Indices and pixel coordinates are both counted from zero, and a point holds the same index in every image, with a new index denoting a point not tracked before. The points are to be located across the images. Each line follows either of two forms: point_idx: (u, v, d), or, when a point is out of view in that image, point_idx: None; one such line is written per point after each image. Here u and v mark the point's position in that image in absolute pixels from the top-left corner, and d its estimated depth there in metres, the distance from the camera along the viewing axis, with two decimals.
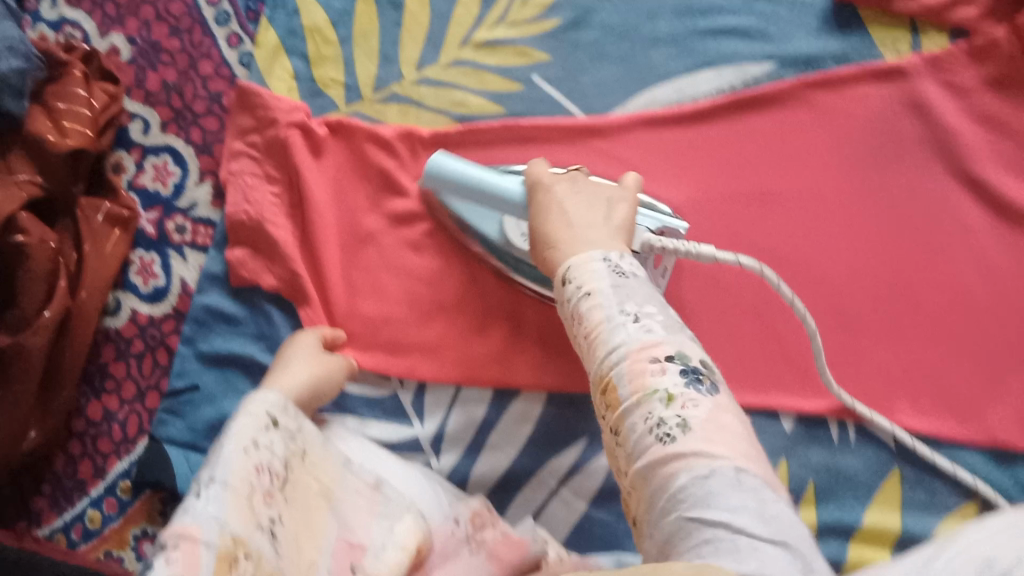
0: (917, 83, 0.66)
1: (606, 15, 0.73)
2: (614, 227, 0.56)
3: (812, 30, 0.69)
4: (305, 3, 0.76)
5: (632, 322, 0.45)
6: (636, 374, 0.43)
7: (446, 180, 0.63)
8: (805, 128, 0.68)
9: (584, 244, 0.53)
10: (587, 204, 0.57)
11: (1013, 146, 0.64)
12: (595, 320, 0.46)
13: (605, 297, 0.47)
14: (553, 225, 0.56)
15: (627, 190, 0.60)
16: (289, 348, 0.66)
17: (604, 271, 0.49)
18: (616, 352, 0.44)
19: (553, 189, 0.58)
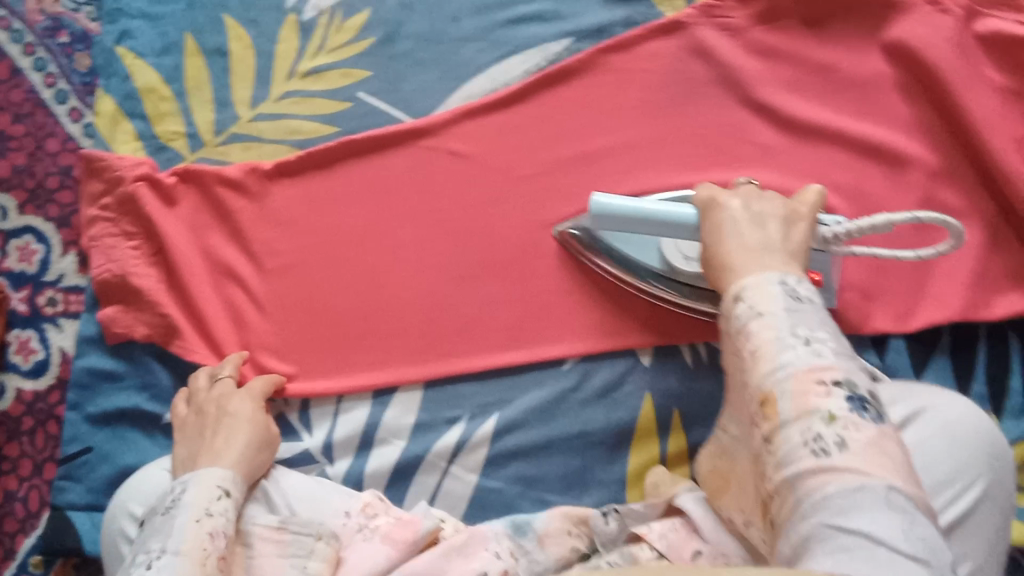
0: (696, 31, 0.73)
1: (415, 26, 0.78)
2: (793, 248, 0.49)
3: (598, 4, 0.76)
4: (136, 66, 0.81)
5: (802, 345, 0.41)
6: (801, 391, 0.39)
7: (613, 215, 0.56)
8: (608, 90, 0.73)
9: (762, 267, 0.46)
10: (762, 222, 0.50)
11: (789, 69, 0.71)
12: (761, 341, 0.42)
13: (778, 320, 0.42)
14: (727, 250, 0.49)
15: (807, 208, 0.53)
16: (226, 412, 0.65)
17: (780, 294, 0.44)
18: (780, 371, 0.40)
19: (728, 206, 0.51)
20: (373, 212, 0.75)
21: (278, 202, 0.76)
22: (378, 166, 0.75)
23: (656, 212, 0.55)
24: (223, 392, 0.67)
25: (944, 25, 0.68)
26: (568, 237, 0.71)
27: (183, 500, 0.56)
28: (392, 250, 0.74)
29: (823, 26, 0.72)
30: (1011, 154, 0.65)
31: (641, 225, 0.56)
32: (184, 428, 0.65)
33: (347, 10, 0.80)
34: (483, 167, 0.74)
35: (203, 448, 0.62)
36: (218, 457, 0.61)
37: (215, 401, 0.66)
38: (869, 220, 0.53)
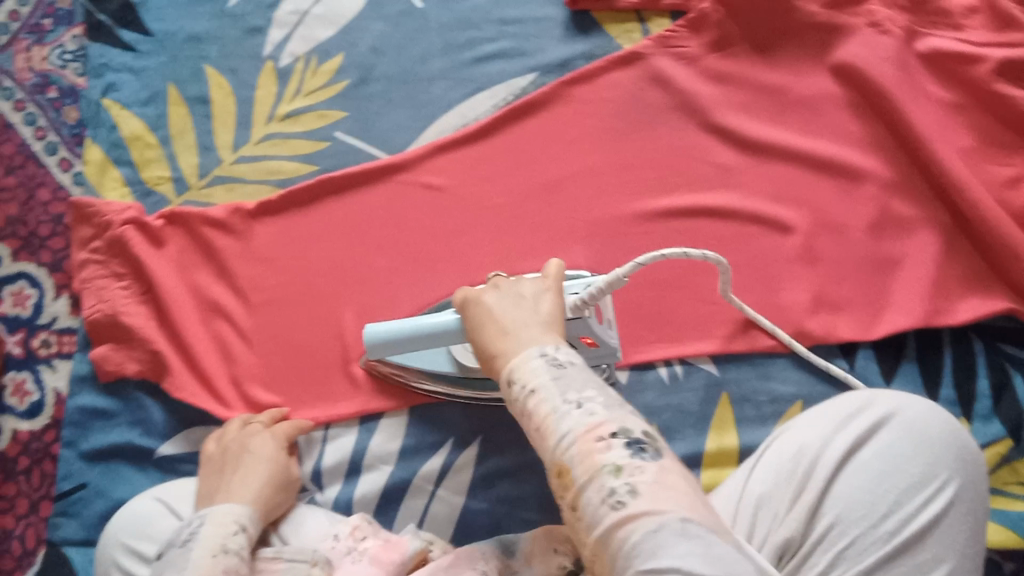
0: (653, 61, 0.77)
1: (386, 67, 0.82)
2: (550, 320, 0.51)
3: (558, 38, 0.80)
4: (122, 117, 0.85)
5: (576, 408, 0.42)
6: (585, 453, 0.40)
7: (385, 345, 0.61)
8: (571, 120, 0.77)
9: (522, 344, 0.47)
10: (513, 304, 0.52)
11: (743, 93, 0.75)
12: (541, 414, 0.42)
13: (548, 391, 0.43)
14: (489, 336, 0.50)
15: (551, 283, 0.55)
16: (247, 449, 0.64)
17: (543, 366, 0.45)
18: (565, 438, 0.41)
19: (482, 298, 0.53)
20: (352, 246, 0.78)
21: (262, 240, 0.79)
22: (357, 201, 0.79)
23: (417, 327, 0.60)
24: (246, 432, 0.67)
25: (883, 44, 0.72)
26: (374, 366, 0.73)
27: (197, 534, 0.55)
28: (370, 280, 0.77)
29: (773, 51, 0.75)
30: (954, 162, 0.68)
31: (417, 343, 0.61)
32: (205, 467, 0.65)
33: (321, 55, 0.84)
34: (455, 198, 0.77)
35: (221, 485, 0.61)
36: (235, 494, 0.60)
37: (235, 441, 0.66)
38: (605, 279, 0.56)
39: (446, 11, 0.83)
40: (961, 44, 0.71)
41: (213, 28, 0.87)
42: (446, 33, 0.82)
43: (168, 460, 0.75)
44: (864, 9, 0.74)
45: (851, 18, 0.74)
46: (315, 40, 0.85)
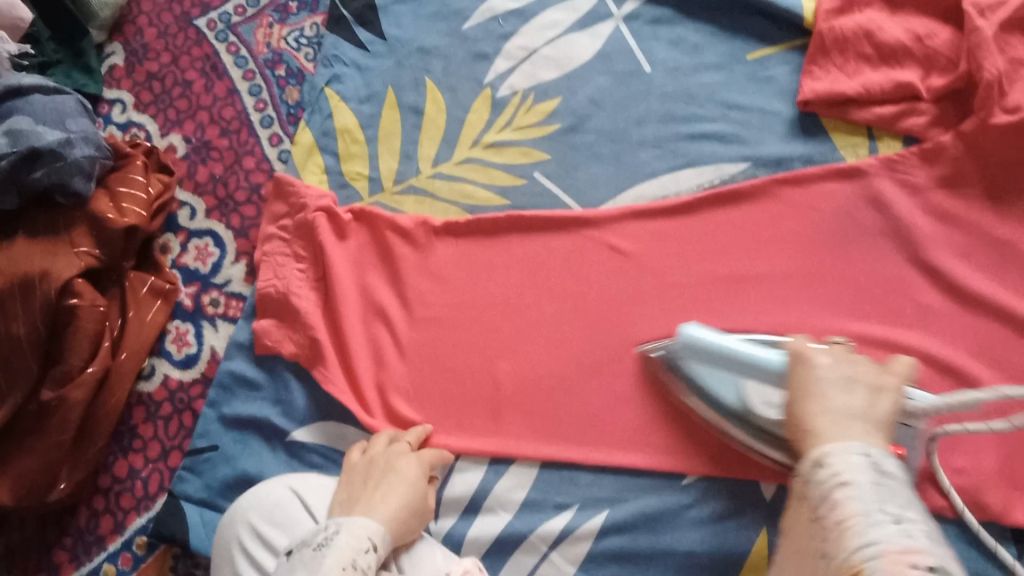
0: (875, 181, 0.74)
1: (599, 121, 0.83)
2: (885, 421, 0.46)
3: (780, 135, 0.78)
4: (338, 108, 0.88)
5: (892, 523, 0.38)
6: (894, 574, 0.36)
7: (696, 346, 0.66)
8: (776, 219, 0.75)
9: (846, 433, 0.43)
10: (850, 386, 0.47)
11: (965, 237, 0.71)
12: (848, 512, 0.39)
13: (865, 493, 0.40)
14: (810, 407, 0.46)
15: (897, 381, 0.49)
16: (393, 467, 0.67)
17: (866, 467, 0.41)
18: (869, 547, 0.38)
19: (815, 360, 0.49)
20: (524, 286, 0.78)
21: (440, 258, 0.80)
22: (540, 244, 0.79)
23: (744, 351, 0.63)
24: (394, 450, 0.69)
25: None
26: (649, 355, 0.72)
27: (333, 544, 0.57)
28: (535, 324, 0.76)
29: (1008, 202, 0.71)
30: None
31: (727, 362, 0.64)
32: (347, 471, 0.68)
33: (540, 94, 0.85)
34: (638, 268, 0.76)
35: (360, 497, 0.64)
36: (374, 509, 0.62)
37: (383, 457, 0.68)
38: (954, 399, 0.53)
39: (673, 81, 0.82)
40: None
41: (443, 43, 0.89)
42: (667, 103, 0.82)
43: (298, 446, 0.76)
44: None
45: None
46: (536, 79, 0.86)
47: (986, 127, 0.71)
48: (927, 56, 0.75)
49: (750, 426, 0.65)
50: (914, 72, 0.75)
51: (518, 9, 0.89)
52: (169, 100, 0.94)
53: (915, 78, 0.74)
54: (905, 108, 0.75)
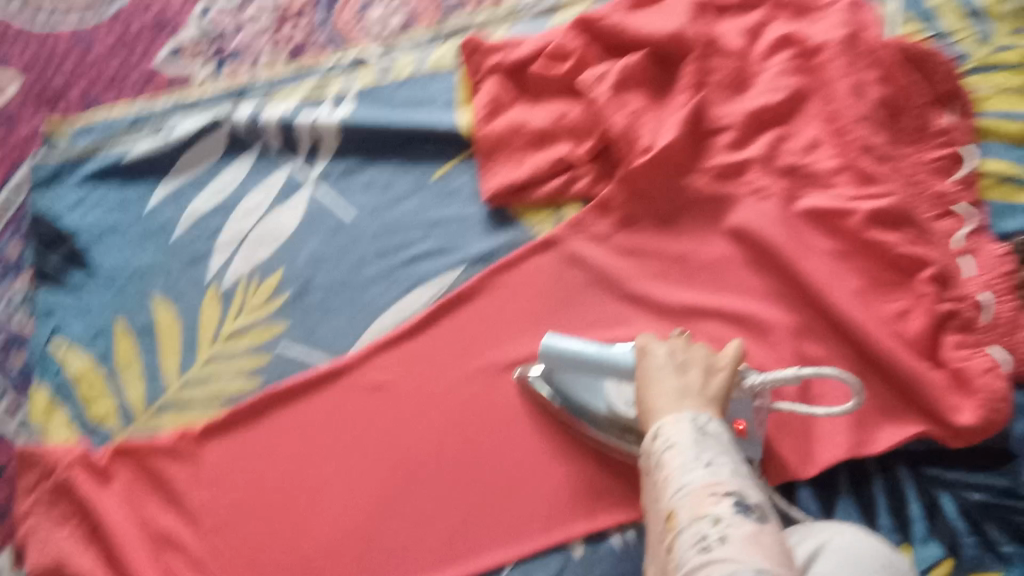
0: (568, 243, 0.83)
1: (324, 277, 0.87)
2: (710, 394, 0.65)
3: (480, 233, 0.86)
4: (68, 356, 0.87)
5: (702, 468, 0.55)
6: (697, 503, 0.53)
7: (560, 355, 0.73)
8: (500, 306, 0.82)
9: (677, 408, 0.63)
10: (683, 368, 0.67)
11: (654, 262, 0.81)
12: (673, 467, 0.57)
13: (686, 451, 0.57)
14: (650, 393, 0.66)
15: (727, 359, 0.68)
16: None
17: (690, 430, 0.59)
18: (682, 489, 0.54)
19: (657, 351, 0.69)
20: (302, 455, 0.79)
21: (212, 461, 0.80)
22: (303, 407, 0.81)
23: (595, 353, 0.72)
24: None
25: (767, 210, 0.79)
26: (527, 381, 0.78)
27: None
28: (324, 487, 0.78)
29: (677, 222, 0.82)
30: (852, 307, 0.73)
31: (588, 363, 0.72)
32: None
33: (262, 272, 0.88)
34: (400, 395, 0.81)
35: None
36: None
37: None
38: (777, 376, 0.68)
39: (376, 220, 0.89)
40: (837, 200, 0.77)
41: (157, 259, 0.91)
42: (377, 240, 0.88)
43: None
44: (747, 178, 0.81)
45: (736, 189, 0.81)
46: (255, 260, 0.89)
47: (633, 171, 0.81)
48: (571, 128, 0.85)
49: (620, 429, 0.73)
50: (567, 144, 0.85)
51: (217, 206, 0.92)
52: None
53: (567, 150, 0.85)
54: (569, 177, 0.85)
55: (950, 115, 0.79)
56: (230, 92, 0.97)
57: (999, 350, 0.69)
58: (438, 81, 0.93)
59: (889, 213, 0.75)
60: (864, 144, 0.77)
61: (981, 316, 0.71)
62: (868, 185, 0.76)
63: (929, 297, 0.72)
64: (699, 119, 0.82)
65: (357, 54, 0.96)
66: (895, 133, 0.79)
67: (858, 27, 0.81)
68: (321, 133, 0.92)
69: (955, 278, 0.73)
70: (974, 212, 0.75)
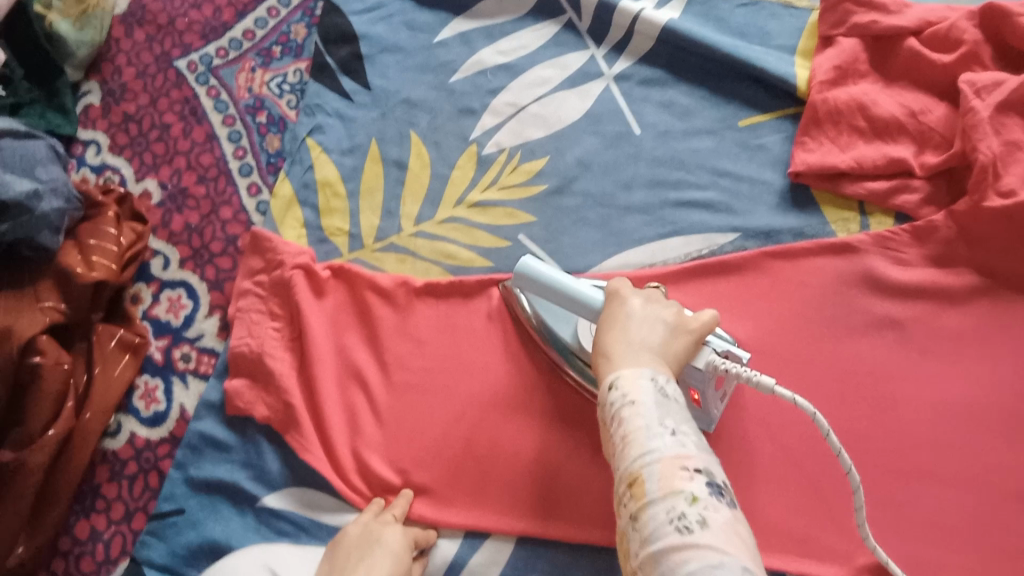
0: (866, 257, 0.72)
1: (587, 184, 0.81)
2: (669, 355, 0.56)
3: (770, 207, 0.76)
4: (319, 159, 0.86)
5: (669, 434, 0.48)
6: (667, 477, 0.46)
7: (530, 279, 0.66)
8: (764, 293, 0.73)
9: (636, 362, 0.53)
10: (650, 325, 0.57)
11: (961, 318, 0.70)
12: (632, 426, 0.49)
13: (648, 410, 0.49)
14: (611, 340, 0.56)
15: (699, 324, 0.58)
16: (376, 538, 0.68)
17: (651, 389, 0.51)
18: (649, 454, 0.47)
19: (628, 303, 0.60)
20: (507, 351, 0.76)
21: (419, 321, 0.78)
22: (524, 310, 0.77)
23: (563, 286, 0.65)
24: (380, 521, 0.69)
25: None
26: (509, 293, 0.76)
27: None
28: (516, 393, 0.74)
29: (1000, 286, 0.69)
30: None
31: (551, 294, 0.66)
32: (335, 547, 0.69)
33: (526, 153, 0.83)
34: None
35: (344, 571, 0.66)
36: None
37: (366, 527, 0.69)
38: (749, 373, 0.55)
39: (662, 145, 0.80)
40: None
41: (428, 97, 0.87)
42: (656, 167, 0.80)
43: (268, 512, 0.75)
44: None
45: None
46: (523, 138, 0.83)
47: (978, 210, 0.69)
48: (920, 132, 0.73)
49: (578, 364, 0.72)
50: (907, 147, 0.73)
51: (506, 64, 0.86)
52: (146, 143, 0.91)
53: (907, 154, 0.73)
54: (898, 185, 0.73)
55: None
56: None
57: None
58: (783, 20, 0.83)
59: None
60: None
61: None
62: None
63: None
64: None
65: None
66: None
67: None
68: (638, 28, 0.84)
69: None
70: None
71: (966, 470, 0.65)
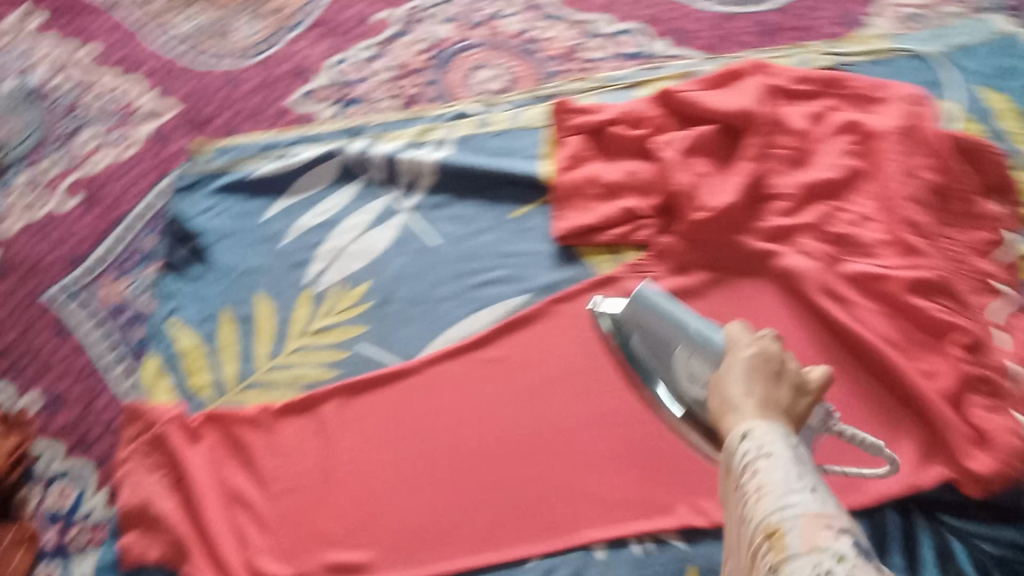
0: (625, 283, 0.91)
1: (406, 291, 0.98)
2: (795, 412, 0.59)
3: (548, 267, 0.95)
4: (179, 334, 1.00)
5: (808, 492, 0.49)
6: (809, 533, 0.46)
7: (645, 297, 0.78)
8: (556, 330, 0.90)
9: (766, 417, 0.57)
10: (769, 376, 0.61)
11: (705, 305, 0.87)
12: (773, 478, 0.51)
13: (788, 466, 0.51)
14: (733, 391, 0.60)
15: (813, 378, 0.62)
16: None
17: (784, 443, 0.54)
18: (789, 509, 0.48)
19: (743, 353, 0.64)
20: (366, 434, 0.88)
21: (285, 434, 0.89)
22: (372, 399, 0.90)
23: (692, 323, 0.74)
24: None
25: (810, 268, 0.85)
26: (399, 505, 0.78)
27: None
28: (378, 468, 0.85)
29: (725, 273, 0.89)
30: (893, 356, 0.78)
31: (671, 322, 0.75)
32: None
33: (352, 282, 1.00)
34: (454, 398, 0.88)
35: None
36: None
37: None
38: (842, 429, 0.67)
39: (457, 248, 0.99)
40: (877, 267, 0.82)
41: (264, 262, 1.04)
42: (457, 264, 0.98)
43: None
44: (796, 241, 0.87)
45: (785, 247, 0.87)
46: (347, 271, 1.01)
47: (691, 225, 0.89)
48: (639, 185, 0.94)
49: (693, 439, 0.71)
50: (634, 199, 0.94)
51: (323, 222, 1.06)
52: (22, 365, 1.03)
53: (634, 203, 0.94)
54: (634, 226, 0.93)
55: (997, 203, 0.85)
56: (347, 130, 1.14)
57: (1021, 414, 0.71)
58: (525, 137, 1.05)
59: (927, 281, 0.80)
60: (909, 221, 0.84)
61: (1011, 385, 0.73)
62: (910, 257, 0.82)
63: (960, 362, 0.75)
64: (756, 186, 0.90)
65: (460, 109, 1.11)
66: (947, 215, 0.84)
67: (915, 121, 0.89)
68: (419, 169, 1.06)
69: (991, 347, 0.76)
70: (1011, 291, 0.79)
71: None
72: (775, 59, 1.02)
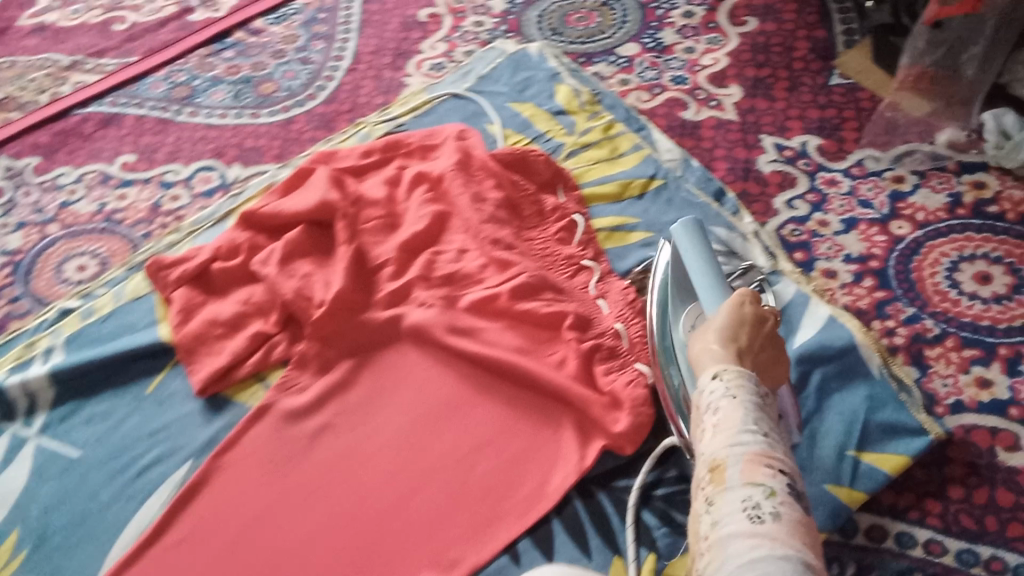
0: (280, 404, 0.88)
1: (61, 517, 0.88)
2: (773, 361, 0.65)
3: (201, 423, 0.91)
4: None
5: (759, 436, 0.56)
6: (751, 470, 0.54)
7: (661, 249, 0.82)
8: (228, 483, 0.85)
9: (735, 366, 0.63)
10: (730, 329, 0.66)
11: (358, 391, 0.88)
12: (728, 421, 0.58)
13: (748, 410, 0.58)
14: (726, 338, 0.65)
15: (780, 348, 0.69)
16: None
17: (742, 390, 0.60)
18: (741, 447, 0.55)
19: (735, 302, 0.68)
20: None
21: None
22: None
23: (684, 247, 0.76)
24: None
25: (432, 314, 0.88)
26: None
27: None
28: None
29: (365, 353, 0.90)
30: (523, 364, 0.82)
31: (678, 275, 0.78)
32: None
33: None
34: None
35: None
36: None
37: None
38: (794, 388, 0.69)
39: (102, 448, 0.92)
40: (484, 288, 0.88)
41: None
42: (109, 463, 0.91)
43: None
44: (413, 296, 0.91)
45: (406, 306, 0.90)
46: None
47: (317, 322, 0.89)
48: (257, 309, 0.94)
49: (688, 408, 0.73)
50: (258, 321, 0.94)
51: None
52: None
53: (260, 325, 0.93)
54: (266, 349, 0.93)
55: (560, 193, 0.95)
56: None
57: (642, 364, 0.80)
58: (137, 308, 1.01)
59: (526, 285, 0.86)
60: (493, 238, 0.91)
61: (621, 342, 0.82)
62: (506, 270, 0.88)
63: (574, 341, 0.82)
64: (359, 264, 0.93)
65: (60, 308, 1.03)
66: (521, 220, 0.93)
67: (466, 152, 0.97)
68: (34, 387, 0.96)
69: (594, 318, 0.84)
70: (595, 263, 0.89)
71: (420, 473, 0.81)
72: (341, 144, 1.07)
